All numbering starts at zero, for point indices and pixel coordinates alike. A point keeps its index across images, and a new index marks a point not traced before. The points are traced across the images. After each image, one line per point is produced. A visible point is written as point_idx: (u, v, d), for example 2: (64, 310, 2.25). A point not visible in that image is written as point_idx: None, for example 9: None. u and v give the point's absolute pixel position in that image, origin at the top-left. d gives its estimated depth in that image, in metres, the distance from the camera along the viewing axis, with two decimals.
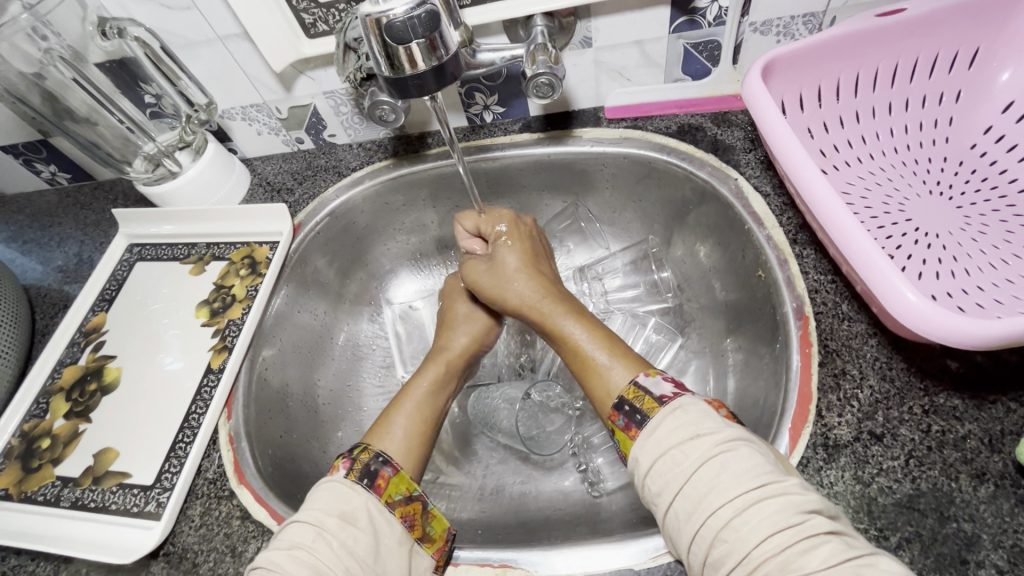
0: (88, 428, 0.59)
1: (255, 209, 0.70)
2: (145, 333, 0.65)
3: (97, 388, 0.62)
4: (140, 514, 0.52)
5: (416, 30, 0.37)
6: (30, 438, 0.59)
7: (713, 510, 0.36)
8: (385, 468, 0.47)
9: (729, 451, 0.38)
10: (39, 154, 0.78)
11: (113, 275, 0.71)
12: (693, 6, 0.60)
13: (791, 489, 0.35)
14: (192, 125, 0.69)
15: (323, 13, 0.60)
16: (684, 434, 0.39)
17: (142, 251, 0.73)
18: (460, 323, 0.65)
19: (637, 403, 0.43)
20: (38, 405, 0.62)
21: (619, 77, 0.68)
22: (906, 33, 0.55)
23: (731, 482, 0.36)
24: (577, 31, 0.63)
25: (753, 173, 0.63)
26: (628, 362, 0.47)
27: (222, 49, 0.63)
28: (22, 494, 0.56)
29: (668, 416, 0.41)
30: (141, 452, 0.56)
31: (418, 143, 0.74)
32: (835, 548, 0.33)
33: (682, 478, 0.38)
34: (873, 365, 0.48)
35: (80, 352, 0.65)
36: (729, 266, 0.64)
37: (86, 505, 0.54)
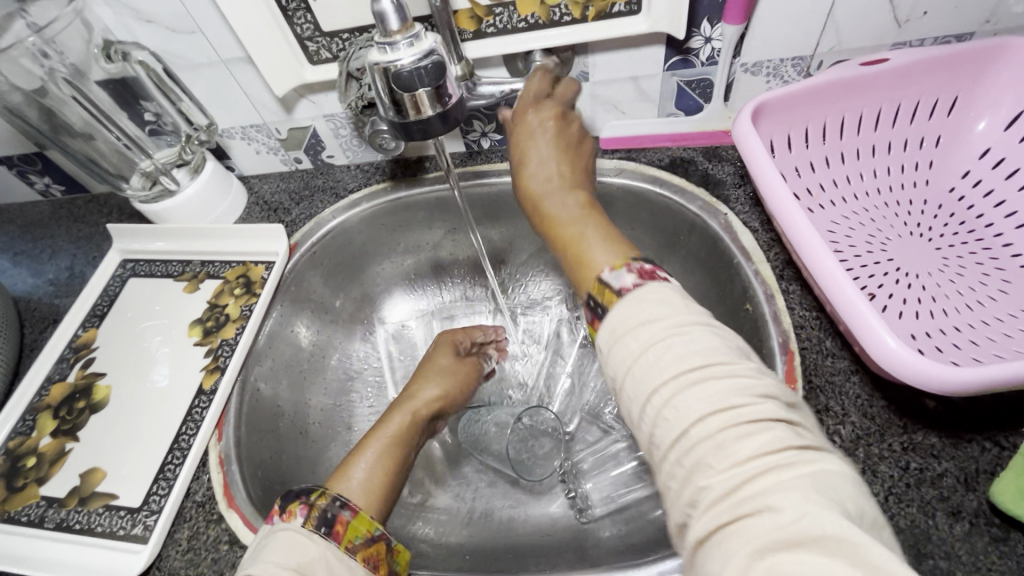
0: (76, 447, 0.59)
1: (252, 228, 0.71)
2: (135, 350, 0.65)
3: (85, 407, 0.61)
4: (127, 537, 0.52)
5: (422, 79, 0.38)
6: (15, 457, 0.59)
7: (653, 389, 0.32)
8: (343, 512, 0.44)
9: (680, 333, 0.33)
10: (34, 166, 0.78)
11: (106, 291, 0.71)
12: (686, 46, 0.62)
13: (741, 372, 0.32)
14: (192, 145, 0.69)
15: (327, 42, 0.60)
16: (641, 320, 0.35)
17: (136, 267, 0.73)
18: (434, 375, 0.65)
19: (599, 297, 0.38)
20: (25, 422, 0.61)
21: (614, 110, 0.70)
22: (889, 81, 0.57)
23: (671, 360, 0.32)
24: (574, 65, 0.65)
25: (742, 208, 0.65)
26: (604, 248, 0.42)
27: (226, 72, 0.64)
28: (5, 514, 0.55)
29: (625, 306, 0.36)
30: (129, 472, 0.56)
31: (416, 167, 0.76)
32: (776, 439, 0.29)
33: (629, 357, 0.34)
34: (855, 401, 0.50)
35: (69, 369, 0.65)
36: (717, 296, 0.66)
37: (72, 526, 0.53)
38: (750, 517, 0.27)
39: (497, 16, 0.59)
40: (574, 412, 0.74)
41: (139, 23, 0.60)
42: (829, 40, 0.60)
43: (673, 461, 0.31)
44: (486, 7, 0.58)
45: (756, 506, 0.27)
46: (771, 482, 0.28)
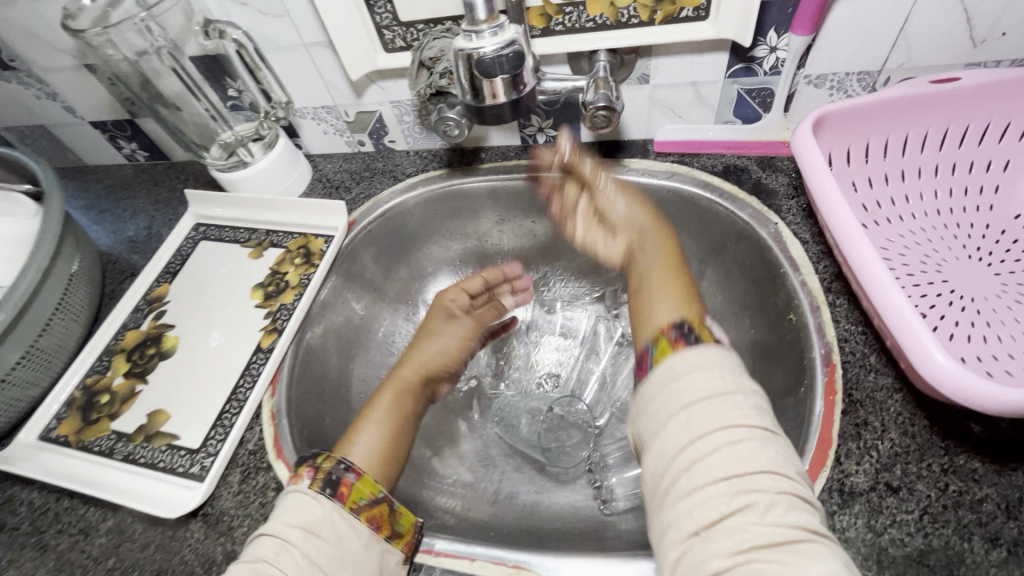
0: (145, 388, 0.64)
1: (307, 203, 0.75)
2: (202, 307, 0.70)
3: (155, 353, 0.67)
4: (185, 474, 0.56)
5: (502, 66, 0.40)
6: (91, 392, 0.64)
7: (727, 427, 0.38)
8: (347, 474, 0.48)
9: (761, 397, 0.41)
10: (124, 132, 0.85)
11: (180, 250, 0.77)
12: (750, 55, 0.63)
13: (794, 453, 0.39)
14: (269, 120, 0.74)
15: (403, 31, 0.63)
16: (731, 365, 0.42)
17: (207, 231, 0.78)
18: (431, 340, 0.72)
19: (694, 330, 0.45)
20: (100, 362, 0.67)
21: (670, 114, 0.72)
22: (959, 100, 0.57)
23: (752, 415, 0.39)
24: (636, 68, 0.66)
25: (793, 220, 0.65)
26: (696, 305, 0.49)
27: (305, 54, 0.68)
28: (79, 443, 0.60)
29: (720, 351, 0.43)
30: (190, 417, 0.61)
31: (472, 157, 0.80)
32: (809, 517, 0.36)
33: (715, 391, 0.39)
34: (895, 419, 0.50)
35: (143, 318, 0.70)
36: (760, 306, 0.66)
37: (138, 460, 0.58)
38: (778, 568, 0.33)
39: (567, 15, 0.61)
40: (604, 408, 0.76)
41: (234, 4, 0.64)
42: (899, 56, 0.60)
43: (721, 493, 0.36)
44: (557, 5, 0.60)
45: (790, 562, 0.33)
46: (803, 550, 0.34)
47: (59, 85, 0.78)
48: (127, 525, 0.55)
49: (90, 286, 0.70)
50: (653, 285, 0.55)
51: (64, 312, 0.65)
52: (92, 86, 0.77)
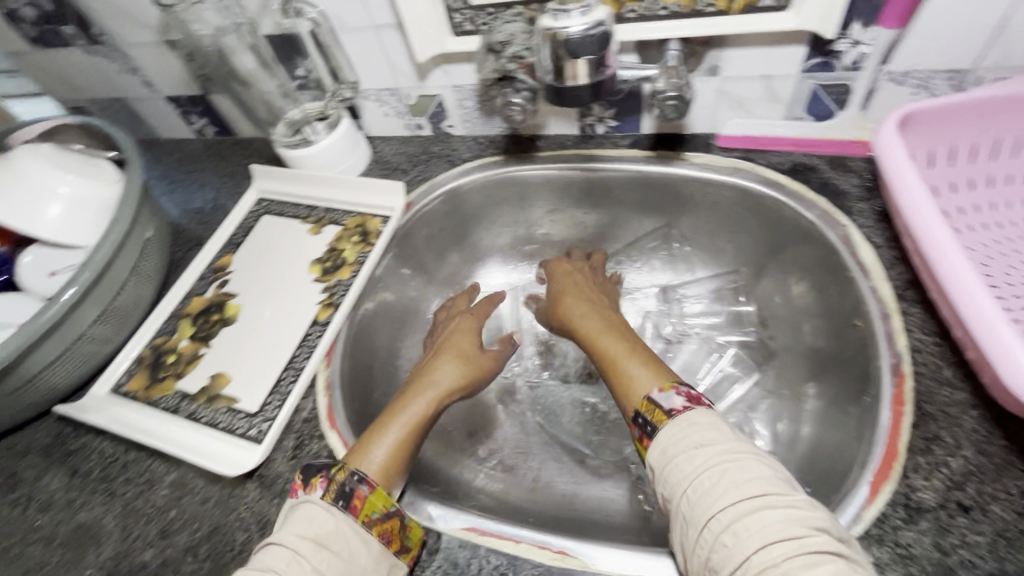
0: (208, 352, 0.67)
1: (365, 183, 0.76)
2: (262, 278, 0.73)
3: (218, 319, 0.70)
4: (244, 436, 0.59)
5: (588, 48, 0.40)
6: (159, 352, 0.68)
7: (714, 512, 0.37)
8: (361, 487, 0.46)
9: (736, 459, 0.40)
10: (196, 107, 0.89)
11: (244, 223, 0.80)
12: (830, 48, 0.60)
13: (795, 504, 0.37)
14: (334, 101, 0.76)
15: (473, 14, 0.64)
16: (694, 441, 0.42)
17: (270, 205, 0.81)
18: (454, 358, 0.63)
19: (648, 415, 0.46)
20: (167, 324, 0.70)
21: (737, 108, 0.70)
22: None
23: (734, 485, 0.38)
24: (706, 59, 0.65)
25: (865, 222, 0.62)
26: (651, 371, 0.50)
27: (374, 36, 0.69)
28: (147, 399, 0.64)
29: (678, 427, 0.43)
30: (250, 382, 0.63)
31: (529, 145, 0.79)
32: (832, 568, 0.33)
33: (692, 477, 0.40)
34: (970, 436, 0.47)
35: (207, 286, 0.74)
36: (822, 310, 0.64)
37: (200, 420, 0.61)
38: None
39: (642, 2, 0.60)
40: None
41: None
42: (996, 54, 0.56)
43: None
44: None
45: None
46: None
47: (141, 59, 0.81)
48: (189, 480, 0.58)
49: (162, 252, 0.74)
50: (605, 350, 0.56)
51: (139, 276, 0.69)
52: (170, 61, 0.80)
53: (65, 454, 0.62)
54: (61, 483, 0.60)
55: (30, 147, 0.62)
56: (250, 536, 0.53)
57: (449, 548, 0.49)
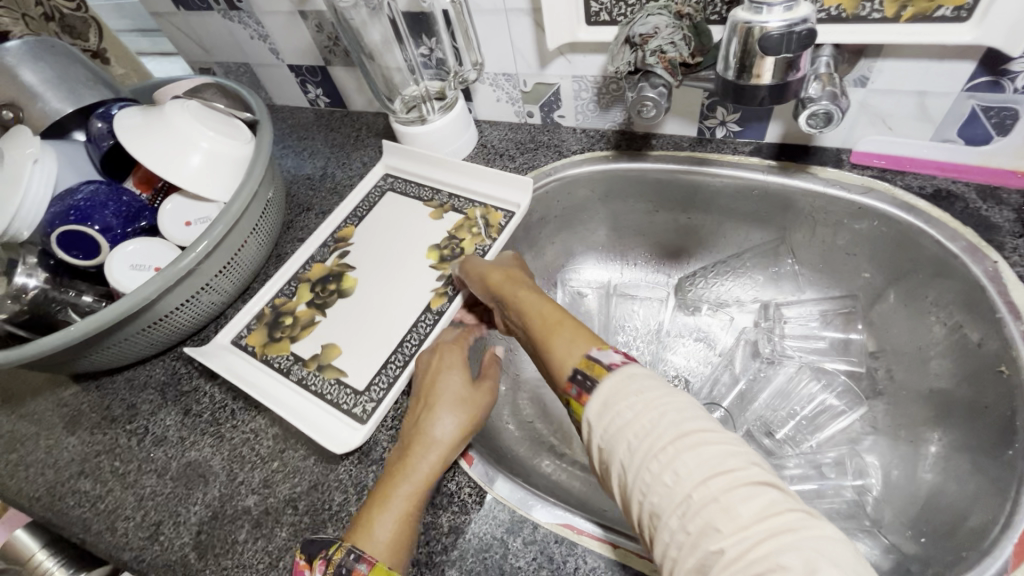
0: (324, 321, 0.69)
1: (497, 177, 0.76)
2: (382, 256, 0.75)
3: (336, 290, 0.72)
4: (348, 412, 0.60)
5: (789, 44, 0.42)
6: (278, 312, 0.71)
7: (656, 453, 0.37)
8: (357, 566, 0.43)
9: (671, 400, 0.39)
10: (314, 78, 0.92)
11: (368, 197, 0.82)
12: (1004, 68, 0.55)
13: (727, 438, 0.37)
14: (454, 82, 0.77)
15: (611, 5, 0.62)
16: (631, 394, 0.41)
17: (395, 182, 0.83)
18: (450, 401, 0.55)
19: (588, 372, 0.45)
20: (288, 287, 0.73)
21: (879, 124, 0.65)
22: None
23: (675, 426, 0.38)
24: (856, 68, 0.61)
25: (1020, 261, 0.57)
26: (581, 336, 0.49)
27: (504, 20, 0.69)
28: (263, 355, 0.67)
29: (614, 381, 0.42)
30: (360, 358, 0.65)
31: (642, 142, 0.77)
32: (767, 499, 0.33)
33: (634, 424, 0.39)
34: None
35: (329, 255, 0.76)
36: (957, 353, 0.59)
37: (309, 387, 0.63)
38: None
39: None
40: (743, 422, 0.71)
41: None
42: None
43: (678, 530, 0.34)
44: None
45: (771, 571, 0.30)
46: (775, 543, 0.31)
47: (272, 27, 0.85)
48: (291, 434, 0.60)
49: (278, 213, 0.77)
50: (534, 316, 0.55)
51: (258, 236, 0.72)
52: (299, 31, 0.83)
53: (180, 393, 0.67)
54: (175, 420, 0.64)
55: (179, 103, 0.65)
56: (348, 498, 0.55)
57: (544, 541, 0.49)
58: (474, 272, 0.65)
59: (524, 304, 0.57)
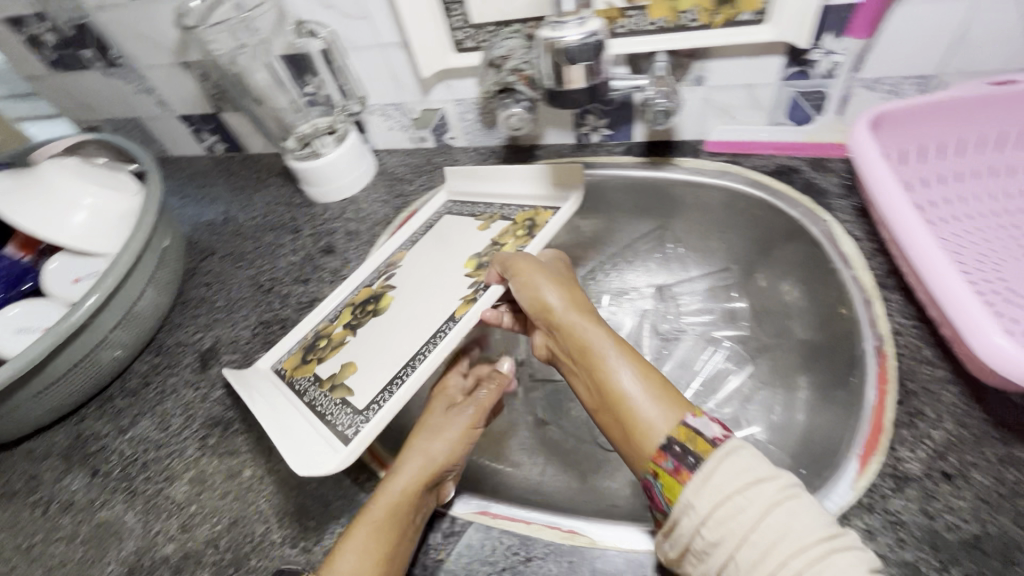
0: (354, 340, 0.66)
1: (540, 173, 0.73)
2: (428, 269, 0.71)
3: (373, 309, 0.69)
4: (342, 433, 0.55)
5: (585, 54, 0.48)
6: (317, 335, 0.68)
7: (782, 560, 0.34)
8: None
9: (793, 497, 0.37)
10: (207, 125, 0.92)
11: (427, 222, 0.79)
12: (805, 58, 0.65)
13: (858, 544, 0.35)
14: (342, 116, 0.80)
15: (474, 33, 0.68)
16: (744, 481, 0.38)
17: (455, 204, 0.80)
18: (435, 429, 0.57)
19: (688, 444, 0.40)
20: (334, 311, 0.71)
21: (724, 115, 0.74)
22: (1016, 102, 0.58)
23: (803, 530, 0.35)
24: (691, 70, 0.69)
25: (846, 218, 0.66)
26: (669, 399, 0.45)
27: (380, 54, 0.74)
28: (290, 377, 0.64)
29: (722, 463, 0.38)
30: (373, 376, 0.60)
31: (528, 154, 0.83)
32: None
33: (751, 522, 0.36)
34: (951, 410, 0.50)
35: (376, 278, 0.73)
36: (811, 305, 0.67)
37: (317, 407, 0.59)
38: None
39: (630, 18, 0.64)
40: None
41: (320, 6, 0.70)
42: (957, 61, 0.62)
43: None
44: (620, 9, 0.64)
45: None
46: None
47: (156, 80, 0.86)
48: (209, 476, 0.60)
49: (180, 262, 0.77)
50: (601, 361, 0.49)
51: (157, 285, 0.71)
52: (184, 82, 0.85)
53: (87, 455, 0.64)
54: (83, 483, 0.62)
55: (56, 162, 0.65)
56: (270, 527, 0.55)
57: (465, 532, 0.52)
58: (520, 281, 0.59)
59: (590, 344, 0.51)
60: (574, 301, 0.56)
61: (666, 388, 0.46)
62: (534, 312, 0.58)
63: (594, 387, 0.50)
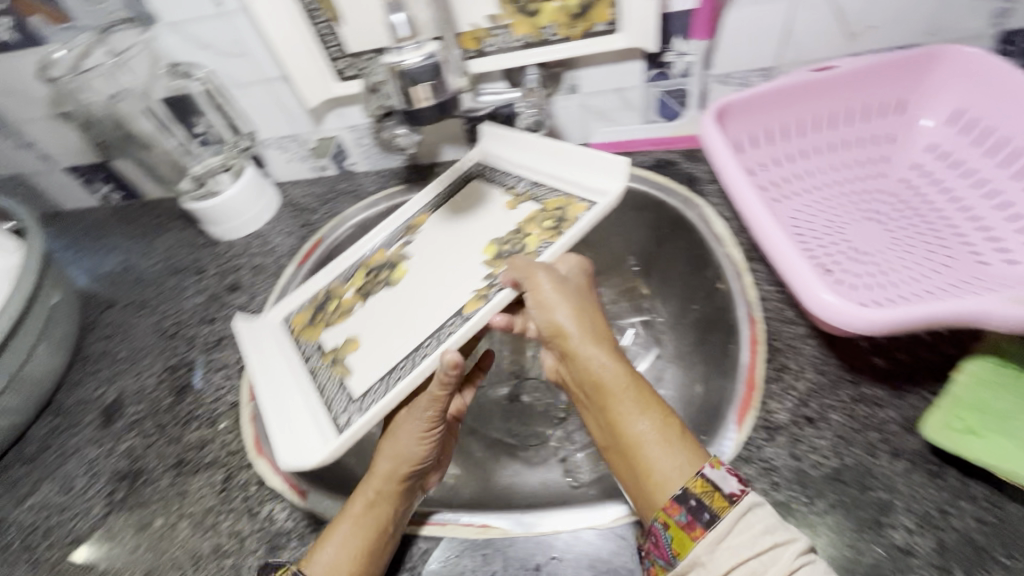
0: (361, 311, 0.68)
1: (593, 163, 0.67)
2: (450, 247, 0.71)
3: (386, 278, 0.70)
4: (331, 420, 0.57)
5: (424, 75, 0.51)
6: (329, 295, 0.71)
7: None
8: None
9: (806, 561, 0.38)
10: (97, 175, 0.90)
11: (456, 180, 0.78)
12: (662, 61, 0.71)
13: None
14: (235, 152, 0.80)
15: (352, 61, 0.70)
16: (760, 543, 0.39)
17: (485, 168, 0.77)
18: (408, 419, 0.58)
19: (705, 499, 0.41)
20: (349, 270, 0.73)
21: (603, 119, 0.80)
22: (838, 85, 0.66)
23: None
24: (564, 79, 0.74)
25: (717, 202, 0.73)
26: (684, 446, 0.44)
27: (266, 88, 0.75)
28: (295, 337, 0.68)
29: (738, 525, 0.40)
30: (371, 359, 0.62)
31: (428, 171, 0.86)
32: None
33: None
34: (810, 361, 0.56)
35: (394, 241, 0.74)
36: (697, 284, 0.73)
37: (316, 381, 0.62)
38: None
39: (497, 37, 0.69)
40: None
41: (197, 47, 0.71)
42: (789, 53, 0.69)
43: None
44: (486, 29, 0.68)
45: None
46: None
47: (35, 134, 0.83)
48: (117, 532, 0.58)
49: (74, 317, 0.74)
50: (613, 398, 0.48)
51: (49, 343, 0.69)
52: (66, 134, 0.82)
53: None
54: None
55: None
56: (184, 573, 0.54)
57: None
58: (534, 299, 0.56)
59: (604, 377, 0.49)
60: (596, 331, 0.53)
61: (682, 435, 0.45)
62: (547, 334, 0.55)
63: (605, 421, 0.49)
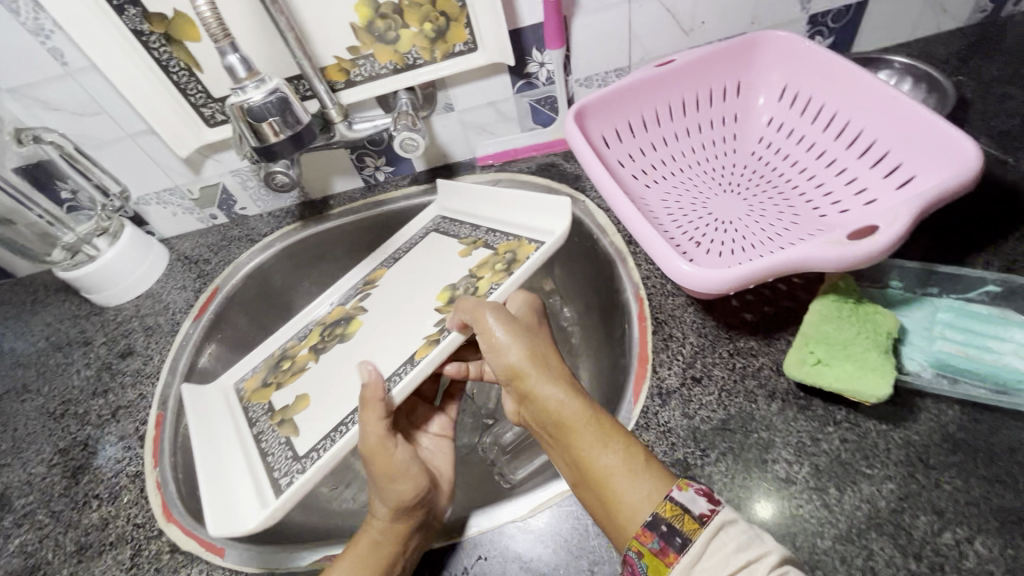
0: (313, 367, 0.69)
1: (536, 203, 0.69)
2: (403, 301, 0.71)
3: (339, 333, 0.71)
4: (275, 479, 0.58)
5: (270, 111, 0.53)
6: (285, 355, 0.73)
7: None
8: None
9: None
10: None
11: (414, 238, 0.80)
12: (526, 72, 0.76)
13: None
14: (108, 212, 0.76)
15: (219, 106, 0.70)
16: (733, 563, 0.38)
17: (443, 221, 0.80)
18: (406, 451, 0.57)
19: (676, 523, 0.40)
20: (306, 328, 0.76)
21: (484, 133, 0.83)
22: (680, 76, 0.73)
23: None
24: (438, 99, 0.77)
25: (597, 195, 0.78)
26: (650, 472, 0.44)
27: (132, 143, 0.72)
28: (245, 402, 0.69)
29: (711, 545, 0.39)
30: (318, 414, 0.62)
31: (321, 205, 0.86)
32: None
33: None
34: (692, 326, 0.61)
35: (351, 297, 0.76)
36: (591, 274, 0.77)
37: (262, 444, 0.62)
38: None
39: (362, 67, 0.71)
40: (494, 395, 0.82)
41: (47, 110, 0.68)
42: (638, 52, 0.76)
43: None
44: (350, 60, 0.70)
45: None
46: None
47: None
48: None
49: None
50: (577, 432, 0.46)
51: None
52: None
53: None
54: None
55: None
56: None
57: None
58: (488, 343, 0.54)
59: (566, 414, 0.47)
60: (555, 369, 0.51)
61: (648, 462, 0.45)
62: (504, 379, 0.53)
63: (569, 455, 0.47)
